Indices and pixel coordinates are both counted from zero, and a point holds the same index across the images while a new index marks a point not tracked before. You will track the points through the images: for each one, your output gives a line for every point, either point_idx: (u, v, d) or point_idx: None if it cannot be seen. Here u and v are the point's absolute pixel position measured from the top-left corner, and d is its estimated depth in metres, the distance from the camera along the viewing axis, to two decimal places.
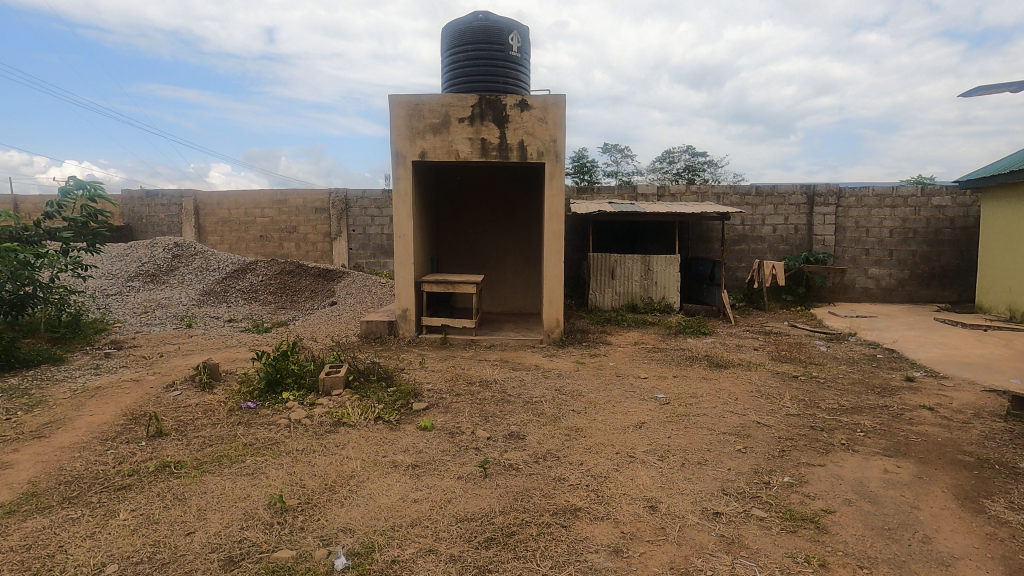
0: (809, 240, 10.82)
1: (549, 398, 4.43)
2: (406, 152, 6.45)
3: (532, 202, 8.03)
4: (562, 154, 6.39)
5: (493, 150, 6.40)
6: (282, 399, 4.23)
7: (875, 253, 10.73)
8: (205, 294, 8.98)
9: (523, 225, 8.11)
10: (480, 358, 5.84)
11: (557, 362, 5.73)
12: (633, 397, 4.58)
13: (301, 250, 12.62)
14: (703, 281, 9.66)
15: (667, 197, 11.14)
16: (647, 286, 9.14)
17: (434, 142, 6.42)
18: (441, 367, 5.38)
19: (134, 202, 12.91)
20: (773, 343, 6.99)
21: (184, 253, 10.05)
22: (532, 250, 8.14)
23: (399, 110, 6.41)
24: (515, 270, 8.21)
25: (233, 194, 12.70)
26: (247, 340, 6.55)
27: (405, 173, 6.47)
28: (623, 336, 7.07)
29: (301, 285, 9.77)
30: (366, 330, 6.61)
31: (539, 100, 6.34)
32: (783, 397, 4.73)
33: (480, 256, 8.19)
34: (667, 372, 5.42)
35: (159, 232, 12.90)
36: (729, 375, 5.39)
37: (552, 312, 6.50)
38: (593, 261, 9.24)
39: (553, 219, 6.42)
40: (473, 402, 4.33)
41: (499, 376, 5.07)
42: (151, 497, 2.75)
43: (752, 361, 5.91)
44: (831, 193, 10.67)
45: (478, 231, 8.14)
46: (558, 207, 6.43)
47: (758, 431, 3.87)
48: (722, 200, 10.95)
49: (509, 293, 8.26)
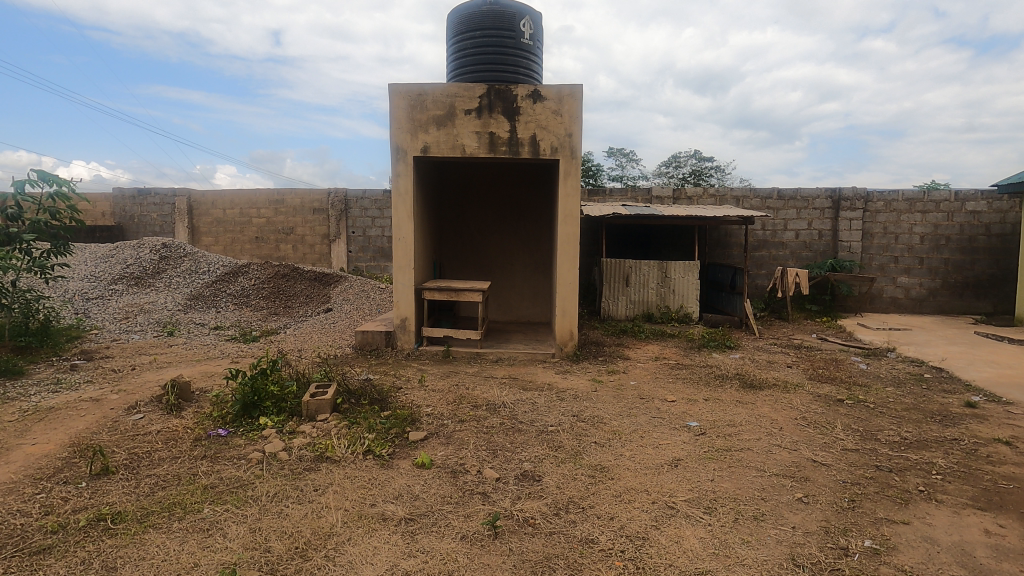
0: (834, 246, 10.22)
1: (566, 427, 3.85)
2: (407, 146, 5.89)
3: (543, 202, 7.46)
4: (579, 150, 5.82)
5: (503, 146, 5.83)
6: (258, 426, 3.66)
7: (904, 262, 10.12)
8: (193, 299, 8.43)
9: (533, 228, 7.54)
10: (487, 374, 5.26)
11: (573, 381, 5.15)
12: (662, 426, 3.99)
13: (297, 252, 12.08)
14: (723, 289, 9.06)
15: (683, 200, 10.55)
16: (664, 295, 8.56)
17: (437, 136, 5.86)
18: (442, 386, 4.80)
19: (125, 201, 12.40)
20: (806, 359, 6.38)
21: (172, 255, 9.49)
22: (542, 254, 7.57)
23: (400, 101, 5.85)
24: (524, 276, 7.64)
25: (228, 194, 12.18)
26: (231, 352, 5.97)
27: (405, 170, 5.90)
28: (642, 349, 6.48)
29: (296, 289, 9.21)
30: (362, 340, 6.04)
31: (554, 90, 5.78)
32: (833, 426, 4.13)
33: (486, 261, 7.62)
34: (697, 393, 4.83)
35: (151, 232, 12.38)
36: (767, 398, 4.79)
37: (565, 323, 5.92)
38: (606, 266, 8.66)
39: (568, 222, 5.85)
40: (478, 431, 3.75)
41: (508, 397, 4.49)
42: (73, 567, 2.17)
43: (789, 381, 5.31)
44: (857, 197, 10.07)
45: (485, 234, 7.58)
46: (573, 208, 5.86)
47: (816, 472, 3.28)
48: (741, 203, 10.36)
49: (517, 301, 7.68)
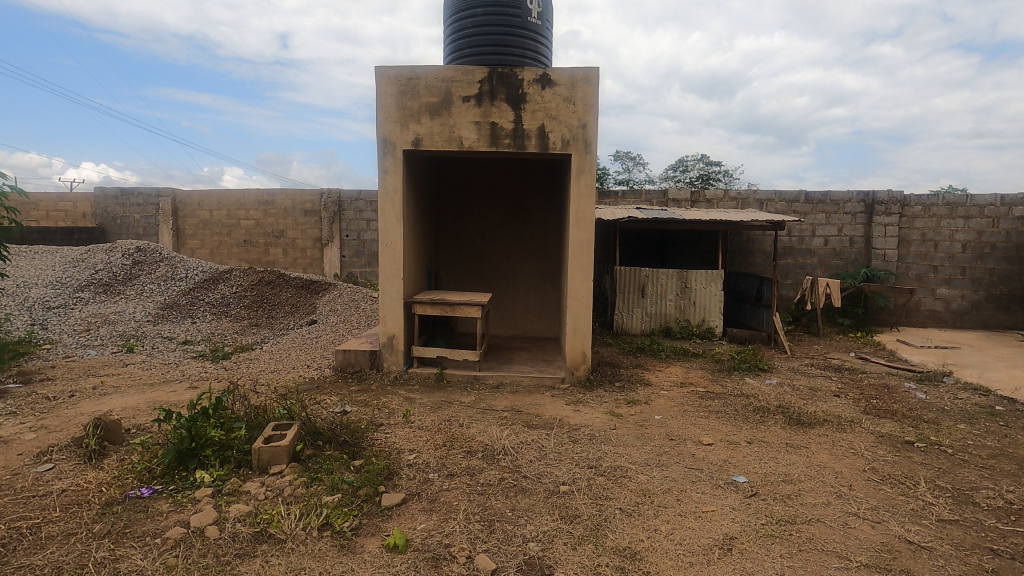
0: (867, 254, 9.38)
1: (583, 487, 3.04)
2: (396, 138, 5.12)
3: (552, 204, 6.69)
4: (594, 143, 5.03)
5: (507, 138, 5.05)
6: (192, 484, 2.90)
7: (944, 271, 9.28)
8: (166, 308, 7.69)
9: (540, 232, 6.76)
10: (485, 406, 4.46)
11: (587, 415, 4.34)
12: (703, 483, 3.19)
13: (288, 257, 11.34)
14: (748, 301, 8.24)
15: (702, 203, 9.74)
16: (684, 307, 7.76)
17: (431, 127, 5.09)
18: (431, 423, 4.01)
19: (108, 201, 11.73)
20: (854, 385, 5.56)
21: (146, 260, 8.75)
22: (549, 262, 6.79)
23: (388, 86, 5.09)
24: (529, 286, 6.85)
25: (215, 194, 11.47)
26: (192, 373, 5.20)
27: (394, 165, 5.13)
28: (663, 373, 5.67)
29: (281, 298, 8.48)
30: (343, 361, 5.27)
31: (566, 74, 5.00)
32: (916, 483, 3.31)
33: (487, 269, 6.85)
34: (737, 433, 4.01)
35: (134, 234, 11.69)
36: (822, 440, 3.97)
37: (577, 343, 5.12)
38: (620, 275, 7.87)
39: (581, 227, 5.06)
40: (472, 491, 2.97)
41: (510, 439, 3.69)
42: None
43: (843, 416, 4.49)
44: (893, 200, 9.25)
45: (486, 239, 6.81)
46: (586, 210, 5.07)
47: (917, 562, 2.47)
48: (765, 207, 9.55)
49: (521, 314, 6.89)
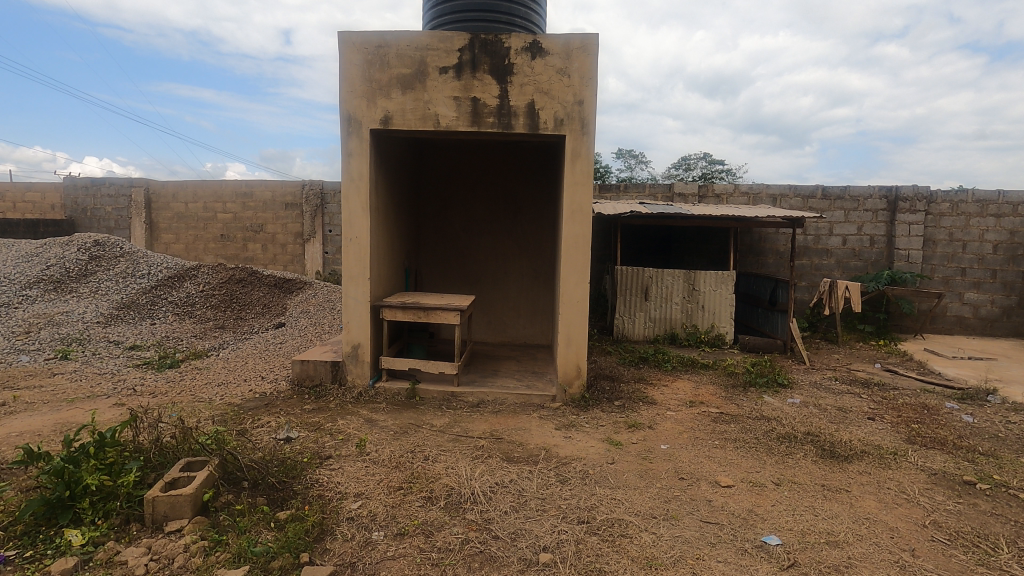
0: (888, 254, 8.67)
1: (570, 555, 2.34)
2: (362, 116, 4.41)
3: (547, 196, 6.00)
4: (593, 123, 4.32)
5: (491, 116, 4.34)
6: (52, 548, 2.20)
7: (973, 274, 8.55)
8: (122, 308, 7.00)
9: (532, 227, 6.07)
10: (459, 432, 3.75)
11: (579, 445, 3.63)
12: (725, 547, 2.49)
13: (268, 253, 10.65)
14: (761, 305, 7.53)
15: (711, 198, 9.03)
16: (691, 311, 7.05)
17: (403, 103, 4.38)
18: (389, 454, 3.30)
19: (77, 192, 11.07)
20: (888, 404, 4.86)
21: (104, 255, 8.05)
22: (543, 260, 6.09)
23: (353, 55, 4.38)
24: (519, 287, 6.15)
25: (191, 185, 10.79)
26: (126, 387, 4.50)
27: (360, 148, 4.43)
28: (669, 389, 4.96)
29: (252, 298, 7.80)
30: (300, 373, 4.56)
31: (560, 42, 4.29)
32: (995, 546, 2.61)
33: (473, 268, 6.16)
34: (762, 471, 3.30)
35: (105, 228, 11.03)
36: (865, 481, 3.26)
37: (570, 356, 4.41)
38: (621, 275, 7.16)
39: (575, 221, 4.35)
40: (424, 561, 2.27)
41: (483, 479, 2.99)
42: None
43: (884, 447, 3.78)
44: (918, 197, 8.53)
45: (472, 234, 6.12)
46: (582, 201, 4.36)
47: None
48: (779, 203, 8.84)
49: (510, 318, 6.19)
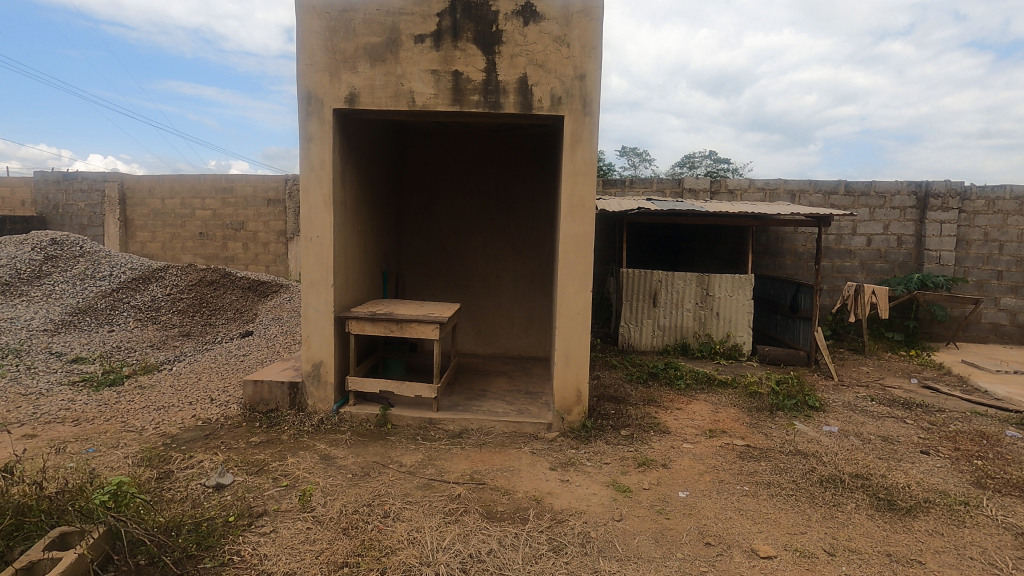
0: (918, 256, 7.97)
1: None
2: (323, 93, 3.73)
3: (544, 191, 5.34)
4: (596, 102, 3.64)
5: (475, 93, 3.66)
6: None
7: (1011, 278, 7.84)
8: (75, 314, 6.35)
9: (528, 226, 5.40)
10: (433, 475, 3.08)
11: (579, 494, 2.95)
12: None
13: (249, 253, 10.00)
14: (782, 312, 6.84)
15: (723, 194, 8.33)
16: (704, 319, 6.38)
17: (372, 78, 3.70)
18: (340, 509, 2.64)
19: (49, 187, 10.45)
20: (941, 432, 4.17)
21: (62, 255, 7.41)
22: (540, 262, 5.41)
23: (313, 21, 3.70)
24: (513, 294, 5.47)
25: (168, 180, 10.14)
26: (47, 411, 3.84)
27: (322, 132, 3.74)
28: (684, 414, 4.27)
29: (223, 303, 7.15)
30: (253, 397, 3.89)
31: (558, 5, 3.61)
32: None
33: (461, 271, 5.49)
34: (808, 533, 2.62)
35: (78, 225, 10.42)
36: (940, 547, 2.58)
37: (569, 378, 3.73)
38: (628, 279, 6.49)
39: (576, 218, 3.66)
40: None
41: (455, 550, 2.31)
42: None
43: (950, 494, 3.09)
44: (952, 193, 7.82)
45: (460, 233, 5.45)
46: (583, 194, 3.67)
47: None
48: (798, 199, 8.14)
49: (503, 328, 5.51)
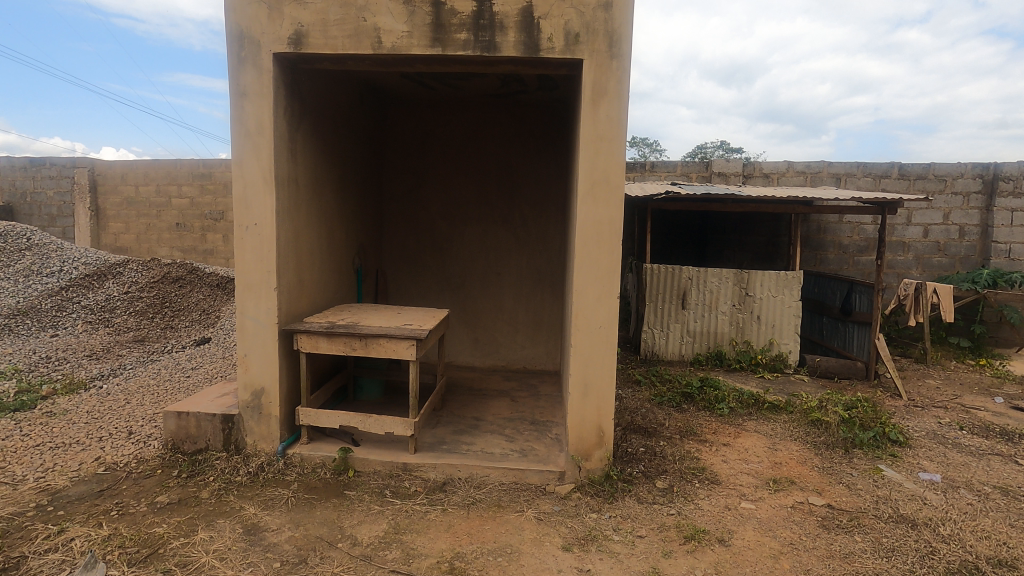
0: (982, 249, 6.94)
1: None
2: (261, 32, 2.79)
3: (555, 170, 4.40)
4: (627, 39, 2.67)
5: (463, 30, 2.71)
6: None
7: None
8: (10, 316, 5.51)
9: (534, 213, 4.46)
10: (395, 564, 2.16)
11: None
12: None
13: (230, 245, 9.14)
14: (831, 314, 5.87)
15: (758, 178, 7.32)
16: (742, 324, 5.42)
17: (324, 10, 2.76)
18: None
19: (15, 173, 9.63)
20: None
21: (6, 248, 6.62)
22: (549, 256, 4.47)
23: None
24: (516, 295, 4.54)
25: (142, 165, 9.29)
26: None
27: (259, 85, 2.81)
28: (734, 453, 3.31)
29: (187, 303, 6.28)
30: (177, 433, 3.00)
31: None
32: None
33: (454, 266, 4.56)
34: None
35: (47, 215, 9.59)
36: None
37: (588, 413, 2.80)
38: (652, 276, 5.53)
39: (598, 199, 2.71)
40: None
41: None
42: None
43: None
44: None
45: (453, 221, 4.52)
46: (608, 165, 2.70)
47: None
48: (844, 184, 7.12)
49: (505, 336, 4.59)
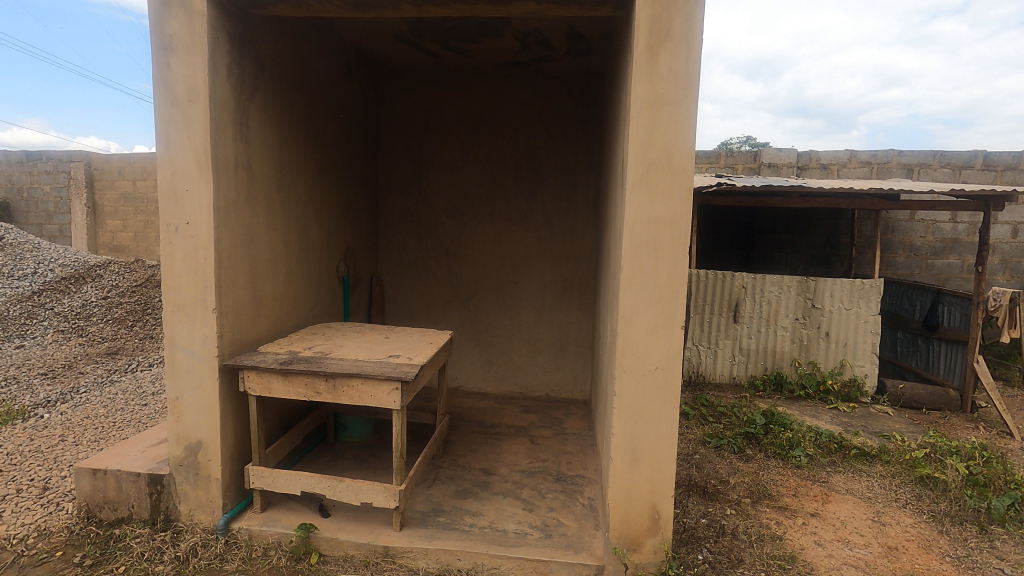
0: None
1: None
2: None
3: (585, 156, 3.60)
4: None
5: None
6: None
7: None
8: None
9: (559, 209, 3.66)
10: None
11: None
12: None
13: None
14: (911, 329, 4.95)
15: (815, 169, 6.37)
16: (806, 342, 4.55)
17: None
18: None
19: (12, 168, 9.18)
20: None
21: None
22: (576, 261, 3.68)
23: None
24: (536, 308, 3.76)
25: (140, 158, 8.73)
26: None
27: (189, 36, 2.07)
28: (829, 529, 2.48)
29: None
30: (92, 496, 2.28)
31: None
32: None
33: (463, 273, 3.79)
34: None
35: (44, 212, 9.12)
36: None
37: (637, 488, 2.00)
38: (698, 284, 4.68)
39: (655, 190, 1.91)
40: None
41: None
42: None
43: None
44: None
45: (462, 220, 3.75)
46: (669, 140, 1.89)
47: None
48: (918, 176, 6.14)
49: (524, 358, 3.80)
